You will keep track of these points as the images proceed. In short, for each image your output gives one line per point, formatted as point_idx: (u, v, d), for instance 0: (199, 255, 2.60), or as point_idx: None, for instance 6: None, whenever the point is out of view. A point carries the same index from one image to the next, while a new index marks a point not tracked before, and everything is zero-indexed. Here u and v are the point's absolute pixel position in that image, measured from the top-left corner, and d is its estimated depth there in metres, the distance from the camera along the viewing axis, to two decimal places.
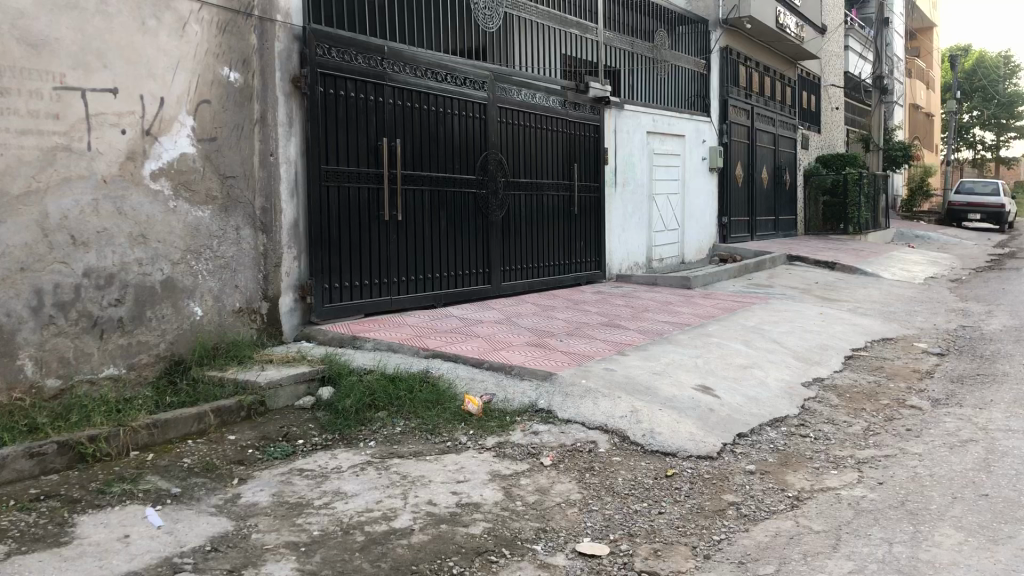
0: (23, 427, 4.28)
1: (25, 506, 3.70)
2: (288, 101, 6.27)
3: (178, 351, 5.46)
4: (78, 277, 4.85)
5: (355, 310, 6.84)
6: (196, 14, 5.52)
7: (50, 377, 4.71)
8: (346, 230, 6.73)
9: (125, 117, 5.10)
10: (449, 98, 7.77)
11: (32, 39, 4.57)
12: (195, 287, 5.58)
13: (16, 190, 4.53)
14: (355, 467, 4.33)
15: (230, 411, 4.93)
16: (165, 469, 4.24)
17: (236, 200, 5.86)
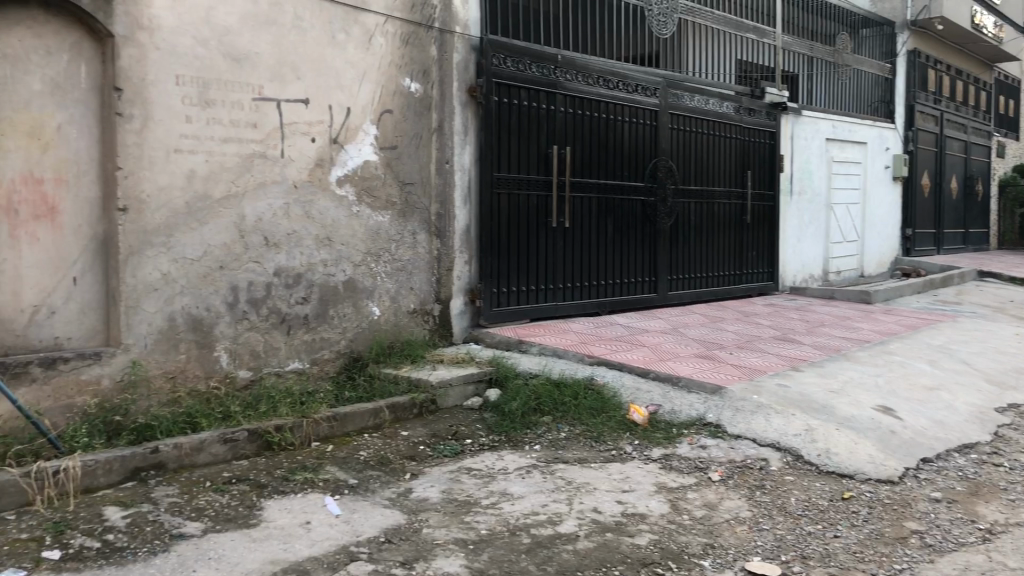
0: (219, 413, 4.62)
1: (220, 488, 3.99)
2: (464, 109, 6.43)
3: (357, 348, 5.72)
4: (269, 276, 5.19)
5: (523, 314, 6.93)
6: (382, 27, 5.77)
7: (242, 368, 5.07)
8: (515, 236, 6.84)
9: (315, 126, 5.40)
10: (620, 105, 7.75)
11: (236, 53, 4.94)
12: (374, 288, 5.82)
13: (218, 194, 4.90)
14: (521, 469, 4.39)
15: (403, 408, 5.13)
16: (343, 461, 4.45)
17: (414, 205, 6.08)
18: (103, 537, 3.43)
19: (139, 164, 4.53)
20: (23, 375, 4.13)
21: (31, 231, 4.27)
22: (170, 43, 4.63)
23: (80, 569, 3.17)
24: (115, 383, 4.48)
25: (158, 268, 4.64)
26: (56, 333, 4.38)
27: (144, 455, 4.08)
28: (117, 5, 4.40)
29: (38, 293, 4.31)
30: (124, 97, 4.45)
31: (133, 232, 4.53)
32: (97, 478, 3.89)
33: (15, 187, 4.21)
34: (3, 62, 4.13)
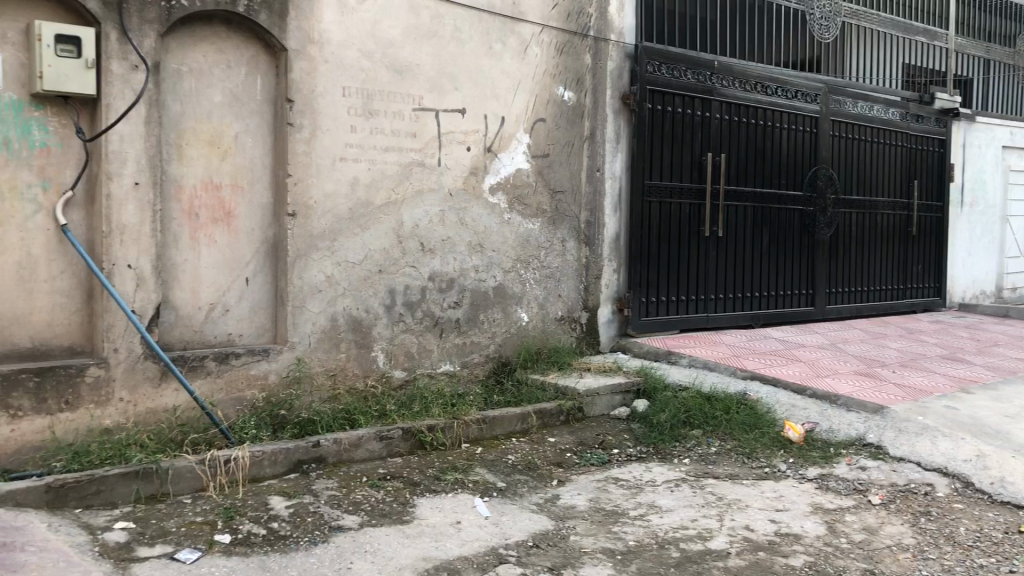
0: (375, 412, 4.81)
1: (376, 484, 4.14)
2: (617, 117, 6.40)
3: (505, 353, 5.80)
4: (425, 280, 5.34)
5: (672, 325, 6.83)
6: (538, 36, 5.84)
7: (398, 368, 5.25)
8: (667, 246, 6.75)
9: (470, 135, 5.52)
10: (778, 112, 7.54)
11: (398, 65, 5.12)
12: (523, 295, 5.89)
13: (379, 201, 5.10)
14: (670, 482, 4.34)
15: (551, 414, 5.17)
16: (492, 464, 4.53)
17: (565, 213, 6.11)
18: (269, 525, 3.62)
19: (307, 172, 4.76)
20: (199, 369, 4.43)
21: (209, 234, 4.58)
22: (338, 56, 4.85)
23: (248, 553, 3.36)
24: (281, 378, 4.73)
25: (322, 271, 4.87)
26: (229, 330, 4.68)
27: (306, 448, 4.29)
28: (292, 21, 4.65)
29: (215, 293, 4.62)
30: (295, 108, 4.69)
31: (300, 236, 4.77)
32: (264, 468, 4.14)
33: (197, 193, 4.52)
34: (188, 76, 4.45)
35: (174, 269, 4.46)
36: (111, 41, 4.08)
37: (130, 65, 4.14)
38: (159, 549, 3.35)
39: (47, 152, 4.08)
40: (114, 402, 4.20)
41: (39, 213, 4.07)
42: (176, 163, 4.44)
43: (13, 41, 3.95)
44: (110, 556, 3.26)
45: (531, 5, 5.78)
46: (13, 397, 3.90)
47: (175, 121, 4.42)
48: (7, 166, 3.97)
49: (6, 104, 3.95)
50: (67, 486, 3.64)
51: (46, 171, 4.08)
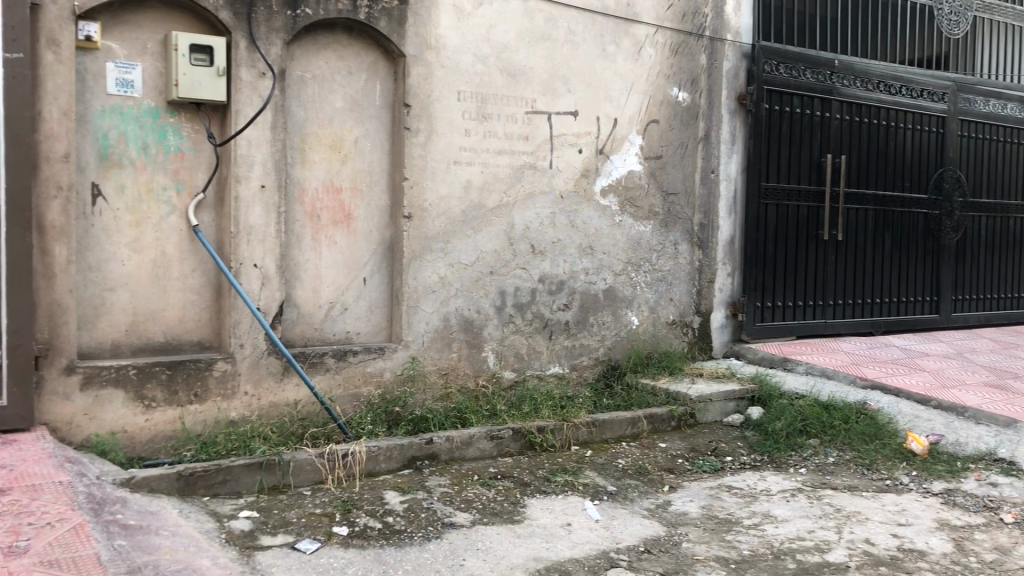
0: (485, 411, 4.87)
1: (487, 483, 4.19)
2: (733, 118, 6.27)
3: (615, 356, 5.77)
4: (535, 281, 5.38)
5: (788, 331, 6.64)
6: (652, 37, 5.79)
7: (507, 369, 5.29)
8: (783, 250, 6.59)
9: (582, 137, 5.52)
10: (902, 111, 7.25)
11: (512, 68, 5.17)
12: (634, 297, 5.85)
13: (491, 203, 5.16)
14: (785, 492, 4.23)
15: (662, 419, 5.14)
16: (602, 467, 4.52)
17: (677, 215, 6.04)
18: (384, 519, 3.71)
19: (423, 175, 4.86)
20: (318, 365, 4.58)
21: (330, 234, 4.73)
22: (454, 61, 4.93)
23: (364, 546, 3.46)
24: (396, 376, 4.84)
25: (436, 272, 4.96)
26: (346, 328, 4.82)
27: (419, 445, 4.39)
28: (410, 27, 4.75)
29: (334, 292, 4.76)
30: (412, 113, 4.80)
31: (416, 237, 4.88)
32: (379, 463, 4.25)
33: (319, 196, 4.68)
34: (311, 82, 4.61)
35: (296, 268, 4.62)
36: (241, 50, 4.26)
37: (257, 72, 4.32)
38: (281, 538, 3.48)
39: (180, 156, 4.29)
40: (240, 395, 4.38)
41: (173, 214, 4.28)
42: (299, 166, 4.60)
43: (152, 50, 4.17)
44: (236, 543, 3.40)
45: (646, 6, 5.73)
46: (148, 389, 4.12)
47: (299, 126, 4.59)
48: (145, 170, 4.20)
49: (145, 111, 4.18)
50: (196, 474, 3.82)
51: (180, 174, 4.29)
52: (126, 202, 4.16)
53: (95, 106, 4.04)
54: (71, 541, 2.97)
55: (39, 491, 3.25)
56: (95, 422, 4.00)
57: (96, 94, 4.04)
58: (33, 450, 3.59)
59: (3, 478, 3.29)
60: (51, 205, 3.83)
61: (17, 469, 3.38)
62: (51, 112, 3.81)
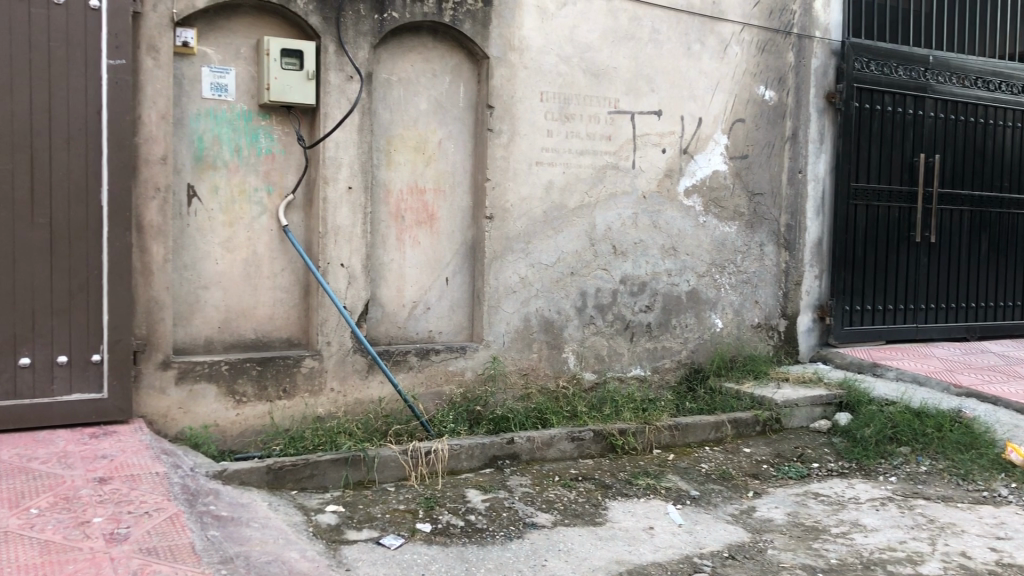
0: (566, 412, 4.87)
1: (568, 483, 4.19)
2: (821, 117, 6.12)
3: (698, 359, 5.70)
4: (616, 283, 5.35)
5: (876, 335, 6.46)
6: (738, 35, 5.69)
7: (588, 370, 5.28)
8: (873, 252, 6.40)
9: (666, 137, 5.47)
10: (1001, 109, 6.97)
11: (595, 69, 5.15)
12: (718, 300, 5.77)
13: (573, 203, 5.15)
14: (875, 501, 4.12)
15: (746, 424, 5.07)
16: (685, 471, 4.47)
17: (763, 216, 5.93)
18: (466, 517, 3.74)
19: (505, 176, 4.89)
20: (402, 363, 4.64)
21: (414, 235, 4.79)
22: (537, 62, 4.94)
23: (447, 543, 3.49)
24: (477, 375, 4.88)
25: (517, 272, 4.98)
26: (429, 327, 4.88)
27: (501, 445, 4.42)
28: (494, 28, 4.78)
29: (417, 291, 4.83)
30: (495, 114, 4.83)
31: (498, 238, 4.90)
32: (461, 461, 4.30)
33: (403, 197, 4.75)
34: (397, 85, 4.68)
35: (381, 268, 4.70)
36: (330, 54, 4.35)
37: (345, 75, 4.40)
38: (366, 533, 3.55)
39: (271, 159, 4.40)
40: (326, 391, 4.48)
41: (264, 214, 4.40)
42: (385, 167, 4.68)
43: (245, 56, 4.29)
44: (323, 537, 3.48)
45: (732, 4, 5.64)
46: (239, 384, 4.24)
47: (384, 128, 4.66)
48: (238, 171, 4.33)
49: (238, 114, 4.30)
50: (285, 468, 3.92)
51: (270, 176, 4.41)
52: (220, 203, 4.29)
53: (191, 110, 4.18)
54: (167, 529, 3.08)
55: (137, 481, 3.37)
56: (188, 416, 4.14)
57: (192, 98, 4.18)
58: (132, 441, 3.73)
59: (105, 468, 3.43)
60: (149, 205, 3.98)
61: (117, 460, 3.52)
62: (150, 116, 3.95)
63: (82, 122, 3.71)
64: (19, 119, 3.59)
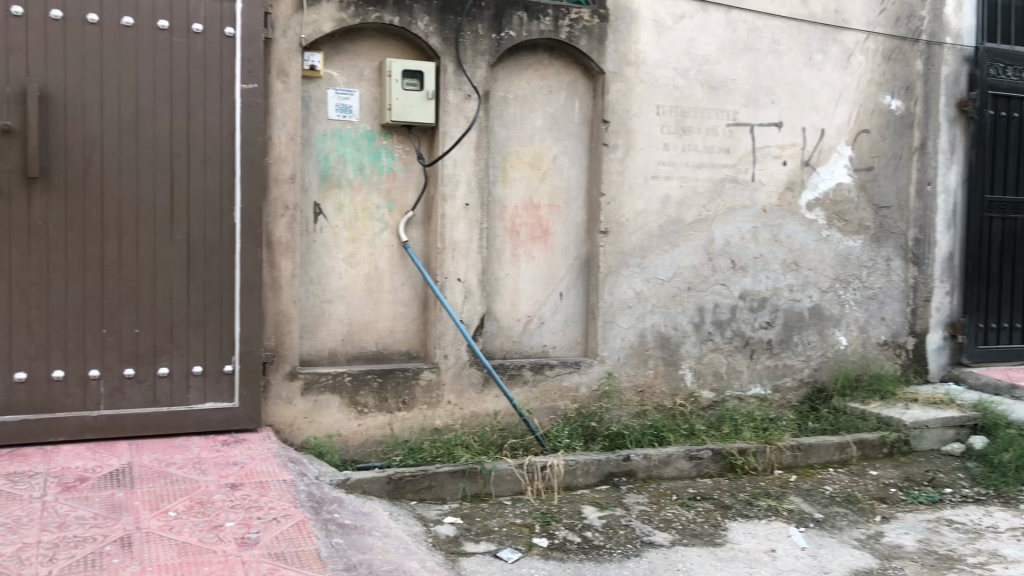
0: (684, 430, 4.80)
1: (686, 503, 4.14)
2: (952, 126, 5.86)
3: (821, 378, 5.53)
4: (735, 298, 5.25)
5: (1014, 355, 6.12)
6: (863, 44, 5.52)
7: (705, 388, 5.19)
8: (1010, 267, 6.08)
9: (787, 149, 5.34)
10: None
11: (713, 81, 5.08)
12: (842, 316, 5.58)
13: (690, 218, 5.10)
14: (1015, 530, 3.90)
15: (873, 446, 4.90)
16: (808, 493, 4.34)
17: (889, 230, 5.72)
18: (583, 533, 3.74)
19: (620, 191, 4.88)
20: (517, 377, 4.68)
21: (529, 250, 4.84)
22: (654, 76, 4.92)
23: (564, 559, 3.50)
24: (593, 391, 4.88)
25: (633, 287, 4.96)
26: (544, 342, 4.91)
27: (617, 462, 4.40)
28: (610, 44, 4.78)
29: (532, 306, 4.87)
30: (611, 128, 4.83)
31: (613, 252, 4.89)
32: (577, 477, 4.30)
33: (519, 213, 4.80)
34: (514, 102, 4.74)
35: (497, 283, 4.77)
36: (449, 73, 4.44)
37: (463, 94, 4.49)
38: (484, 545, 3.58)
39: (393, 177, 4.53)
40: (443, 404, 4.55)
41: (385, 231, 4.53)
42: (501, 184, 4.74)
43: (368, 77, 4.44)
44: (442, 548, 3.53)
45: (856, 12, 5.48)
46: (360, 395, 4.37)
47: (501, 145, 4.73)
48: (361, 190, 4.47)
49: (361, 134, 4.44)
50: (405, 479, 4.00)
51: (392, 194, 4.53)
52: (344, 220, 4.43)
53: (318, 131, 4.35)
54: (295, 536, 3.19)
55: (266, 487, 3.51)
56: (313, 425, 4.29)
57: (318, 119, 4.34)
58: (261, 449, 3.88)
59: (236, 475, 3.59)
60: (278, 222, 4.15)
61: (247, 466, 3.68)
62: (280, 136, 4.13)
63: (218, 143, 3.91)
64: (161, 143, 3.80)
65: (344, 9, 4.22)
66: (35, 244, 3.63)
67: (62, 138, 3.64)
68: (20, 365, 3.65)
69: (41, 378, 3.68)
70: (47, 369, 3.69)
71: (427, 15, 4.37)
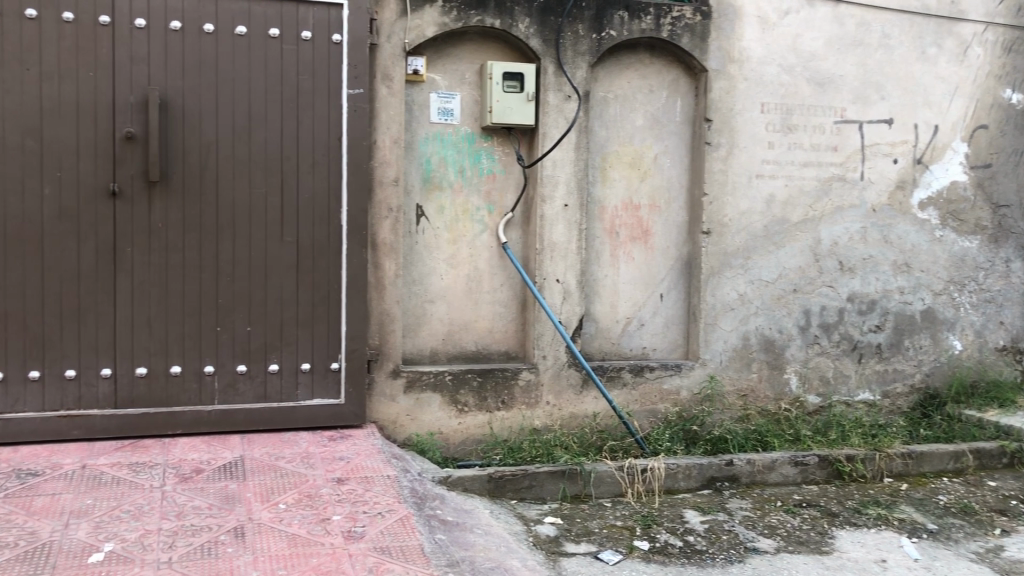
0: (789, 435, 4.70)
1: (791, 509, 4.04)
2: None
3: (934, 384, 5.32)
4: (843, 300, 5.10)
5: None
6: (981, 36, 5.27)
7: (811, 393, 5.06)
8: None
9: (897, 146, 5.16)
10: None
11: (820, 78, 4.95)
12: (957, 320, 5.36)
13: (796, 218, 4.98)
14: None
15: (991, 455, 4.72)
16: (921, 503, 4.19)
17: (1009, 230, 5.46)
18: (685, 537, 3.70)
19: (723, 191, 4.80)
20: (617, 379, 4.66)
21: (629, 250, 4.81)
22: (758, 73, 4.82)
23: (666, 562, 3.47)
24: (694, 394, 4.82)
25: (736, 289, 4.88)
26: (643, 344, 4.88)
27: (719, 466, 4.34)
28: (712, 41, 4.71)
29: (632, 307, 4.84)
30: (714, 127, 4.75)
31: (715, 253, 4.82)
32: (678, 481, 4.26)
33: (618, 213, 4.78)
34: (614, 102, 4.72)
35: (596, 284, 4.76)
36: (549, 75, 4.46)
37: (563, 95, 4.49)
38: (584, 546, 3.58)
39: (493, 178, 4.57)
40: (542, 404, 4.57)
41: (485, 232, 4.58)
42: (601, 184, 4.73)
43: (469, 80, 4.49)
44: (542, 547, 3.55)
45: (974, 2, 5.23)
46: (461, 394, 4.42)
47: (601, 146, 4.72)
48: (461, 192, 4.52)
49: (462, 137, 4.50)
50: (505, 478, 4.03)
51: (492, 196, 4.57)
52: (445, 222, 4.50)
53: (420, 134, 4.43)
54: (399, 531, 3.25)
55: (371, 482, 3.59)
56: (415, 423, 4.36)
57: (421, 122, 4.42)
58: (366, 444, 3.98)
59: (342, 469, 3.68)
60: (383, 224, 4.24)
61: (353, 462, 3.77)
62: (384, 140, 4.22)
63: (325, 147, 4.02)
64: (272, 147, 3.94)
65: (447, 13, 4.28)
66: (155, 245, 3.81)
67: (181, 143, 3.81)
68: (141, 360, 3.83)
69: (160, 373, 3.86)
70: (166, 364, 3.86)
71: (528, 17, 4.39)
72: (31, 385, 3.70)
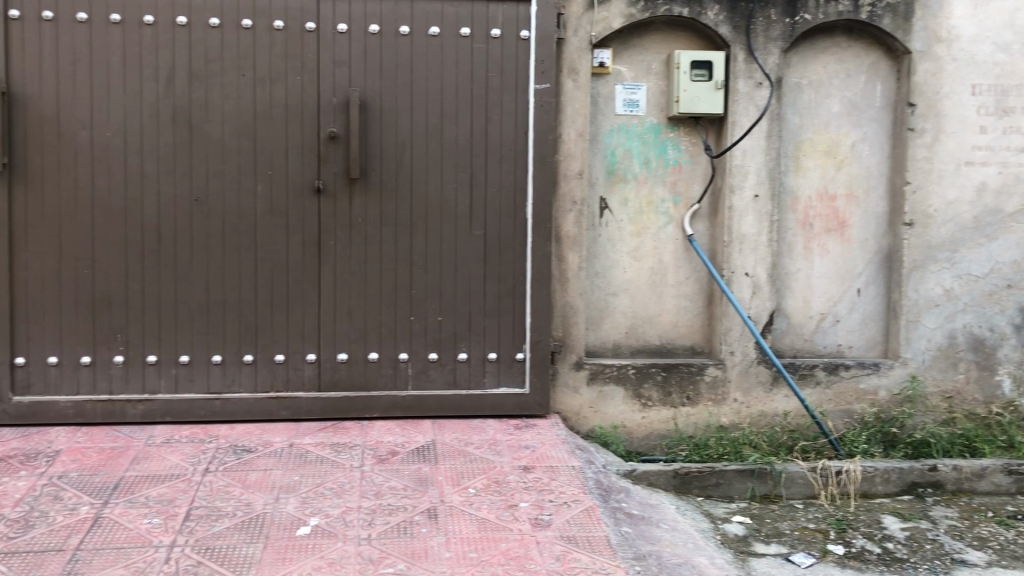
0: (1002, 442, 4.39)
1: (1005, 522, 3.77)
2: None
3: None
4: None
5: None
6: None
7: None
8: None
9: None
10: None
11: None
12: None
13: (1011, 207, 4.59)
14: None
15: None
16: None
17: None
18: (883, 544, 3.52)
19: (927, 179, 4.51)
20: (809, 377, 4.49)
21: (823, 242, 4.62)
22: (968, 52, 4.47)
23: (863, 569, 3.32)
24: (893, 395, 4.57)
25: (940, 284, 4.57)
26: (838, 341, 4.68)
27: (922, 471, 4.11)
28: (918, 21, 4.42)
29: (826, 302, 4.65)
30: (918, 112, 4.48)
31: (918, 246, 4.55)
32: (876, 485, 4.06)
33: (812, 204, 4.60)
34: (808, 88, 4.54)
35: (788, 278, 4.62)
36: (739, 62, 4.34)
37: (754, 82, 4.36)
38: (775, 548, 3.48)
39: (678, 169, 4.51)
40: (729, 401, 4.47)
41: (670, 224, 4.53)
42: (794, 174, 4.57)
43: (656, 71, 4.44)
44: (731, 546, 3.47)
45: None
46: (645, 388, 4.40)
47: (794, 133, 4.56)
48: (646, 184, 4.49)
49: (648, 128, 4.46)
50: (692, 474, 3.97)
51: (677, 186, 4.51)
52: (629, 214, 4.49)
53: (606, 126, 4.43)
54: (584, 521, 3.28)
55: (556, 472, 3.64)
56: (598, 415, 4.38)
57: (606, 114, 4.42)
58: (550, 434, 4.04)
59: (528, 458, 3.75)
60: (567, 217, 4.27)
61: (539, 450, 3.84)
62: (570, 134, 4.25)
63: (512, 141, 4.10)
64: (462, 143, 4.06)
65: (634, 4, 4.24)
66: (356, 238, 4.02)
67: (379, 141, 4.00)
68: (342, 347, 4.06)
69: (359, 359, 4.08)
70: (364, 351, 4.08)
71: (718, 4, 4.29)
72: (246, 368, 4.01)
